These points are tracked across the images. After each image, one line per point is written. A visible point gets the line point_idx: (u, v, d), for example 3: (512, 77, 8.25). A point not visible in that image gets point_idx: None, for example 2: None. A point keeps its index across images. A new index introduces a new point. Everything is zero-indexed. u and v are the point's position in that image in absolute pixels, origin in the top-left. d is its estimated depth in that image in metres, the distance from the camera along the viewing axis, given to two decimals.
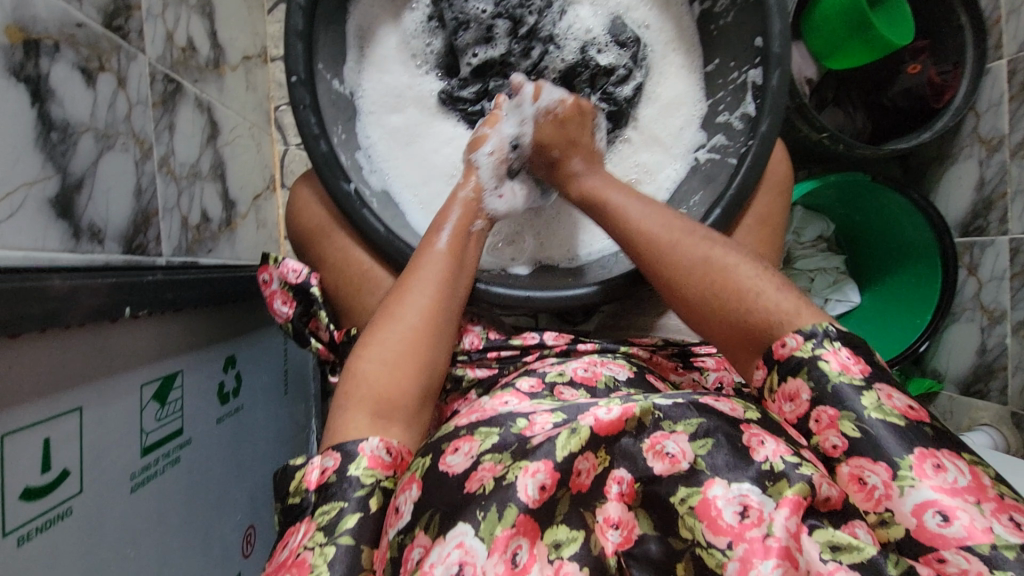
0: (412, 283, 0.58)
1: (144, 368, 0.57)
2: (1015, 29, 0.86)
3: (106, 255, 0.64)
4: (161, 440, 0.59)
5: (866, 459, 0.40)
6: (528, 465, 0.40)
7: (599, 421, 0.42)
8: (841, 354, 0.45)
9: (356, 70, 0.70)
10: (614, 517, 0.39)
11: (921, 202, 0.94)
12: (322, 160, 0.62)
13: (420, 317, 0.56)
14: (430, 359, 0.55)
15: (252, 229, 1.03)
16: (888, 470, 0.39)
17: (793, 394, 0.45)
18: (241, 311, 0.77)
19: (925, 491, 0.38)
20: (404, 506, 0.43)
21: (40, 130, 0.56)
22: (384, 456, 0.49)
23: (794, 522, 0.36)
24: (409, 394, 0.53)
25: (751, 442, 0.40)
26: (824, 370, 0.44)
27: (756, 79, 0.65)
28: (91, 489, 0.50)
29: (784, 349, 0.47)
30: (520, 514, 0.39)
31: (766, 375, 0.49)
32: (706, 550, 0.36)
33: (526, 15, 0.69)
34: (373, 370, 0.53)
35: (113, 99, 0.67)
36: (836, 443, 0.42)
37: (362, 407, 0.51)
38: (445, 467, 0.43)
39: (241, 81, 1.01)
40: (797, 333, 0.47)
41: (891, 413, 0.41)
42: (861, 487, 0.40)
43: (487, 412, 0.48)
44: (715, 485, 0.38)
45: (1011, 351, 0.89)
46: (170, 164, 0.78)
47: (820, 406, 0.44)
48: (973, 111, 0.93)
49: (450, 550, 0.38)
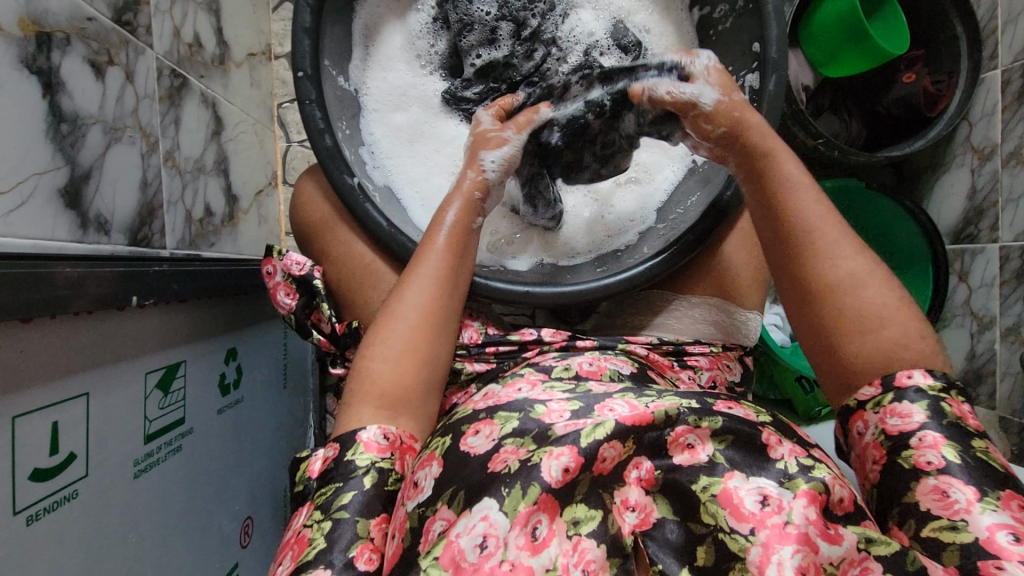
0: (412, 281, 0.58)
1: (149, 356, 0.58)
2: (1009, 40, 0.88)
3: (111, 245, 0.65)
4: (163, 428, 0.60)
5: (956, 479, 0.43)
6: (552, 448, 0.41)
7: (624, 415, 0.42)
8: (963, 406, 0.47)
9: (361, 68, 0.72)
10: (632, 500, 0.42)
11: (913, 209, 0.97)
12: (327, 155, 0.63)
13: (419, 313, 0.56)
14: (435, 353, 0.56)
15: (253, 225, 1.04)
16: (977, 492, 0.42)
17: (904, 413, 0.46)
18: (243, 304, 0.78)
19: (1005, 517, 0.41)
20: (423, 481, 0.44)
21: (50, 121, 0.57)
22: (382, 441, 0.50)
23: (812, 512, 0.38)
24: (416, 385, 0.54)
25: (770, 440, 0.42)
26: (947, 412, 0.46)
27: (754, 83, 0.67)
28: (96, 474, 0.51)
29: (909, 380, 0.48)
30: (543, 493, 0.40)
31: (876, 393, 0.49)
32: (728, 535, 0.39)
33: (530, 18, 0.70)
34: (377, 368, 0.54)
35: (120, 92, 0.68)
36: (931, 459, 0.44)
37: (367, 402, 0.52)
38: (467, 447, 0.44)
39: (245, 78, 1.02)
40: (930, 372, 0.48)
41: (994, 460, 0.44)
42: (942, 497, 0.43)
43: (502, 398, 0.49)
44: (735, 477, 0.41)
45: (999, 356, 0.91)
46: (175, 158, 0.79)
47: (927, 428, 0.45)
48: (966, 120, 0.95)
49: (475, 522, 0.39)
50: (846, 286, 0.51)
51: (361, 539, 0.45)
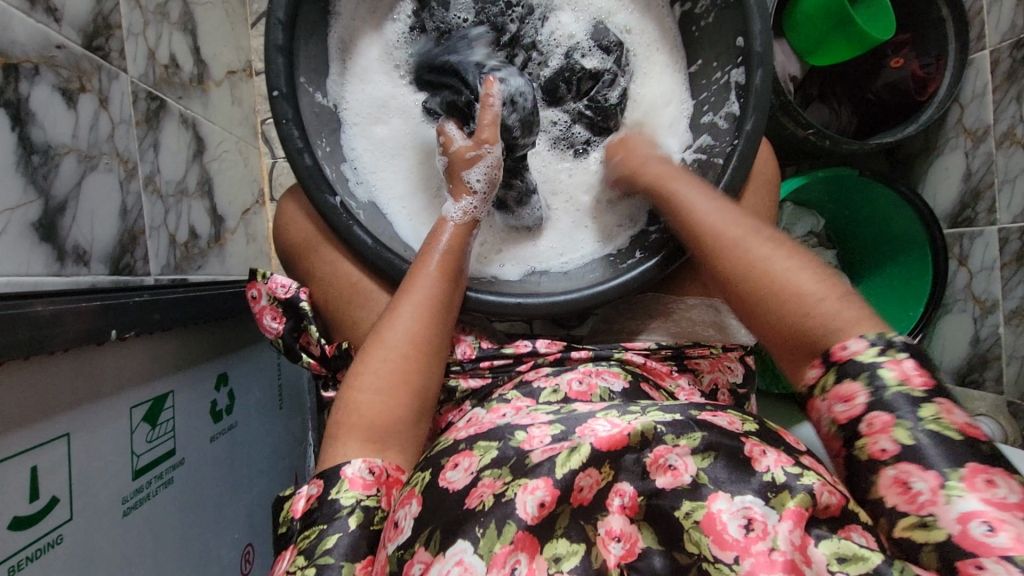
0: (402, 308, 0.55)
1: (133, 390, 0.57)
2: (996, 20, 0.86)
3: (92, 276, 0.63)
4: (153, 461, 0.59)
5: (914, 466, 0.40)
6: (527, 482, 0.40)
7: (601, 438, 0.41)
8: (905, 363, 0.44)
9: (339, 83, 0.70)
10: (616, 529, 0.40)
11: (908, 194, 0.95)
12: (307, 174, 0.61)
13: (410, 343, 0.54)
14: (425, 385, 0.53)
15: (241, 243, 1.03)
16: (937, 478, 0.39)
17: (848, 396, 0.45)
18: (231, 327, 0.76)
19: (973, 502, 0.38)
20: (404, 521, 0.43)
21: (21, 154, 0.55)
22: (368, 476, 0.48)
23: (797, 535, 0.37)
24: (404, 418, 0.51)
25: (753, 453, 0.41)
26: (886, 378, 0.44)
27: (740, 79, 0.65)
28: (82, 515, 0.50)
29: (845, 352, 0.46)
30: (519, 531, 0.39)
31: (820, 375, 0.47)
32: (713, 564, 0.37)
33: (508, 23, 0.69)
34: (366, 399, 0.51)
35: (95, 119, 0.66)
36: (885, 446, 0.42)
37: (355, 434, 0.50)
38: (445, 483, 0.43)
39: (226, 96, 1.01)
40: (861, 337, 0.46)
41: (950, 427, 0.41)
42: (905, 491, 0.40)
43: (484, 425, 0.48)
44: (718, 499, 0.39)
45: (1004, 340, 0.89)
46: (156, 183, 0.78)
47: (875, 410, 0.43)
48: (957, 103, 0.93)
49: (450, 567, 0.38)
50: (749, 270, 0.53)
51: None
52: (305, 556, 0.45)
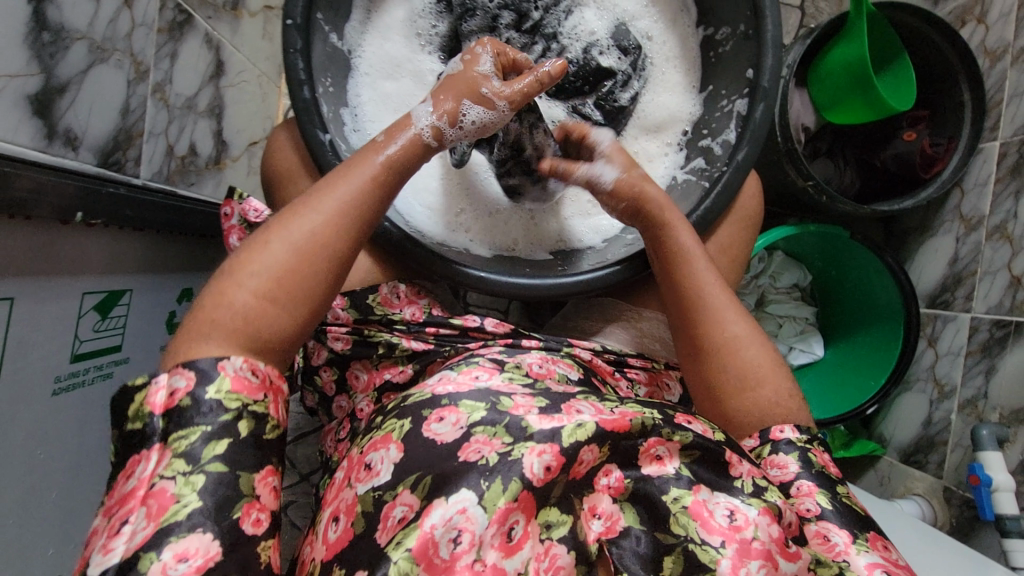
0: (311, 207, 0.52)
1: (89, 277, 0.58)
2: (1013, 113, 0.87)
3: (77, 162, 0.64)
4: (95, 351, 0.60)
5: (832, 524, 0.47)
6: (534, 444, 0.41)
7: (605, 418, 0.43)
8: (823, 453, 0.53)
9: (358, 30, 0.71)
10: (600, 508, 0.43)
11: (893, 265, 0.95)
12: (303, 107, 0.62)
13: (316, 246, 0.51)
14: (315, 293, 0.51)
15: (242, 173, 1.03)
16: (850, 535, 0.46)
17: (781, 464, 0.51)
18: (202, 246, 0.77)
19: (875, 557, 0.45)
20: (379, 465, 0.43)
21: (32, 28, 0.57)
22: (250, 378, 0.46)
23: (774, 529, 0.41)
24: (283, 322, 0.49)
25: (732, 459, 0.44)
26: (813, 460, 0.52)
27: (742, 109, 0.66)
28: (9, 382, 0.51)
29: (781, 434, 0.53)
30: (523, 490, 0.40)
31: (756, 445, 0.54)
32: (700, 546, 0.41)
33: (532, 11, 0.72)
34: (244, 295, 0.48)
35: (116, 15, 0.68)
36: (810, 506, 0.48)
37: (218, 332, 0.46)
38: (432, 434, 0.44)
39: (257, 28, 1.02)
40: (795, 427, 0.54)
41: (855, 503, 0.50)
42: (825, 541, 0.46)
43: (462, 385, 0.48)
44: (702, 490, 0.43)
45: (954, 426, 0.90)
46: (165, 92, 0.79)
47: (801, 478, 0.50)
48: (959, 186, 0.94)
49: (452, 514, 0.39)
50: (728, 353, 0.57)
51: (245, 498, 0.42)
52: (184, 461, 0.42)
